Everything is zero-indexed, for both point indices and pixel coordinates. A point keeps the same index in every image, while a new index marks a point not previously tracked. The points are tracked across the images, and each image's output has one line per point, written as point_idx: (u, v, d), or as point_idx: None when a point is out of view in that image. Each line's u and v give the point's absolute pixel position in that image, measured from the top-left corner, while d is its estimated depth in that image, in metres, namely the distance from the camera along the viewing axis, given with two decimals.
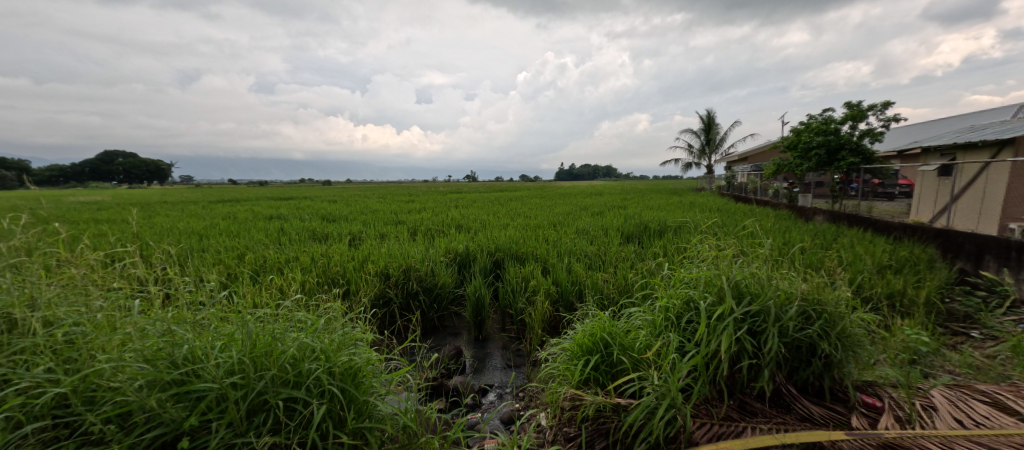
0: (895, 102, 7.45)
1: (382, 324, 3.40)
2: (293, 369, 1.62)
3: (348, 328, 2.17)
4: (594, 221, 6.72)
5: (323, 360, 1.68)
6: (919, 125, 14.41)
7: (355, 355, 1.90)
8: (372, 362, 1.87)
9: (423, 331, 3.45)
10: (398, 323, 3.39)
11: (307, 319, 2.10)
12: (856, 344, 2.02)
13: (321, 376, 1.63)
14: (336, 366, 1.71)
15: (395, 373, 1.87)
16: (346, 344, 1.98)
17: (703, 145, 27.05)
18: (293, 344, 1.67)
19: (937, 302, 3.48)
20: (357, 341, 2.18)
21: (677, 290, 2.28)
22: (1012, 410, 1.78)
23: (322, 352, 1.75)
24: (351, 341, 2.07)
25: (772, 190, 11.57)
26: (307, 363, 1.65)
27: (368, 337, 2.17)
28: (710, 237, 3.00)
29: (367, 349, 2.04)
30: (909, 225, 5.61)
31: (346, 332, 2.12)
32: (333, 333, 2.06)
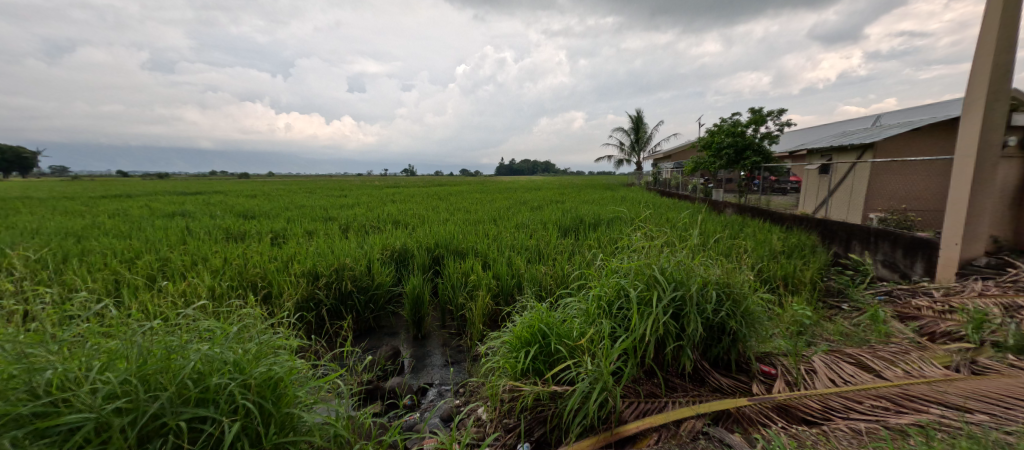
0: (788, 110, 8.58)
1: (310, 329, 3.20)
2: (198, 384, 1.48)
3: (269, 335, 2.00)
4: (533, 215, 6.86)
5: (235, 373, 1.53)
6: (806, 130, 16.59)
7: (276, 363, 1.76)
8: (295, 370, 1.74)
9: (358, 333, 3.30)
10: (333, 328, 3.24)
11: (214, 329, 1.90)
12: (757, 321, 2.31)
13: (233, 390, 1.49)
14: (253, 379, 1.57)
15: (323, 380, 1.76)
16: (266, 352, 1.83)
17: (632, 144, 28.78)
18: (195, 358, 1.50)
19: (819, 282, 4.09)
20: (279, 348, 2.01)
21: (610, 280, 2.42)
22: (870, 369, 2.17)
23: (234, 364, 1.60)
24: (270, 349, 1.90)
25: (692, 185, 12.70)
26: (217, 376, 1.50)
27: (292, 343, 2.03)
28: (638, 227, 3.22)
29: (291, 357, 1.89)
30: (797, 216, 6.50)
31: (265, 339, 1.95)
32: (249, 341, 1.89)
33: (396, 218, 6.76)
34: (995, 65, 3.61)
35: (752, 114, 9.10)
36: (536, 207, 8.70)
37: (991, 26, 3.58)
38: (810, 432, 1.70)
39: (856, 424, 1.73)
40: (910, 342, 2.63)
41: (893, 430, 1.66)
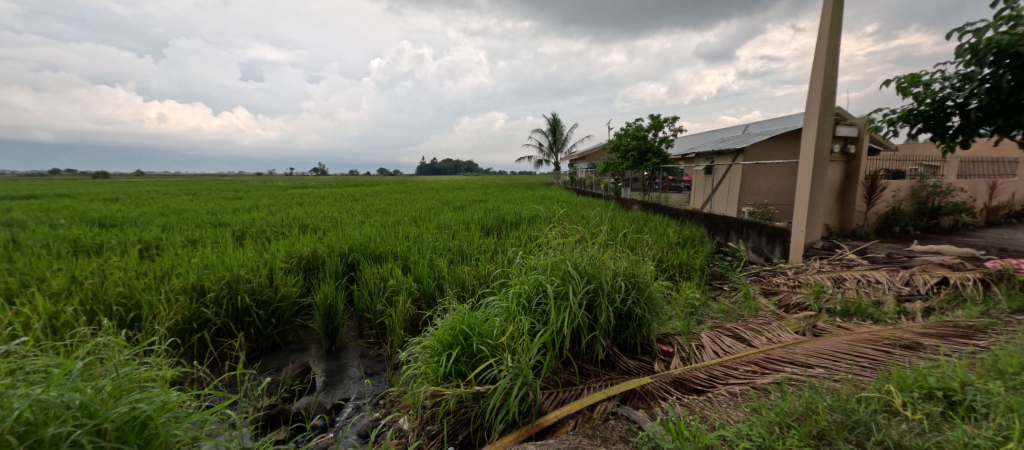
0: (680, 117, 9.68)
1: (191, 355, 2.79)
2: (26, 439, 1.23)
3: (132, 366, 1.70)
4: (455, 215, 6.82)
5: (80, 420, 1.30)
6: (698, 134, 18.78)
7: (143, 400, 1.53)
8: (169, 405, 1.53)
9: (255, 355, 3.00)
10: (218, 351, 2.86)
11: (54, 367, 1.58)
12: (657, 307, 2.59)
13: (79, 440, 1.27)
14: (108, 423, 1.35)
15: (208, 412, 1.57)
16: (128, 387, 1.57)
17: (550, 145, 29.98)
18: (19, 407, 1.25)
19: (706, 268, 4.70)
20: (148, 381, 1.74)
21: (528, 277, 2.52)
22: (744, 339, 2.57)
23: (81, 408, 1.35)
24: (136, 383, 1.63)
25: (604, 184, 13.68)
26: (54, 425, 1.27)
27: (168, 372, 1.75)
28: (554, 225, 3.39)
29: (164, 390, 1.65)
30: (689, 211, 7.39)
31: (127, 372, 1.66)
32: (105, 376, 1.61)
33: (304, 222, 6.22)
34: (825, 87, 4.48)
35: (652, 120, 10.09)
36: (458, 207, 8.64)
37: (821, 56, 4.44)
38: (699, 400, 1.97)
39: (733, 388, 2.04)
40: (772, 314, 3.16)
41: (759, 390, 2.00)
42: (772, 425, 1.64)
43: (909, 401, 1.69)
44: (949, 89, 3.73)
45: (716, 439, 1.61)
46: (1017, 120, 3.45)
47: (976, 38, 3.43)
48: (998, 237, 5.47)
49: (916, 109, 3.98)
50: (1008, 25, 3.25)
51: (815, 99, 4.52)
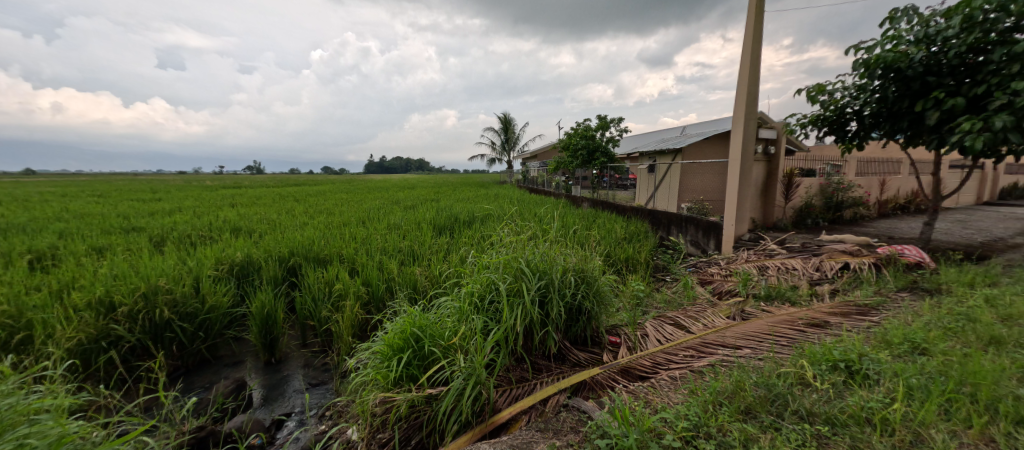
0: (625, 118, 10.14)
1: (98, 378, 2.50)
2: None
3: (20, 396, 1.49)
4: (406, 215, 6.65)
5: None
6: (643, 135, 19.73)
7: (33, 435, 1.34)
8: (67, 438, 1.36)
9: (179, 375, 2.74)
10: (132, 373, 2.58)
11: None
12: (605, 300, 2.71)
13: None
14: None
15: (118, 441, 1.42)
16: (14, 421, 1.37)
17: (502, 144, 30.10)
18: None
19: (650, 261, 4.98)
20: (41, 413, 1.53)
21: (481, 276, 2.52)
22: (683, 326, 2.75)
23: None
24: (25, 415, 1.44)
25: (555, 182, 13.99)
26: None
27: (65, 401, 1.55)
28: (506, 223, 3.42)
29: (62, 421, 1.46)
30: (634, 208, 7.76)
31: (14, 404, 1.45)
32: None
33: (237, 224, 5.76)
34: (749, 93, 4.92)
35: (599, 120, 10.48)
36: (408, 207, 8.44)
37: (746, 65, 4.85)
38: (644, 386, 2.09)
39: (674, 373, 2.18)
40: (708, 301, 3.43)
41: (697, 373, 2.15)
42: (707, 404, 1.78)
43: (818, 373, 1.91)
44: (848, 98, 4.24)
45: (658, 422, 1.71)
46: (900, 126, 4.00)
47: (868, 54, 3.93)
48: (889, 226, 6.32)
49: (823, 115, 4.48)
50: (892, 44, 3.77)
51: (742, 104, 4.93)
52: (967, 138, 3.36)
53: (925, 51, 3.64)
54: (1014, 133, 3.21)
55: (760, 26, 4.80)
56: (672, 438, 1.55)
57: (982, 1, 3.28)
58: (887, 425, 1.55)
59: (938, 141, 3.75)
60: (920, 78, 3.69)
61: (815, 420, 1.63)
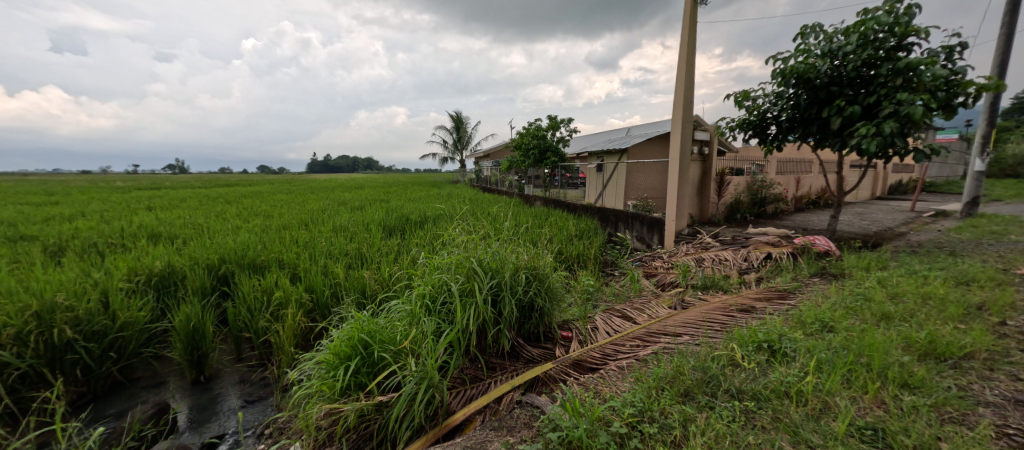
0: (574, 119, 10.44)
1: None
2: None
3: None
4: (354, 216, 6.37)
5: None
6: (591, 135, 20.40)
7: None
8: None
9: (86, 403, 2.44)
10: (22, 405, 2.25)
11: None
12: (556, 296, 2.78)
13: None
14: None
15: None
16: None
17: (454, 142, 29.75)
18: None
19: (599, 257, 5.18)
20: None
21: (432, 277, 2.48)
22: (630, 317, 2.90)
23: None
24: None
25: (508, 181, 14.09)
26: None
27: None
28: (458, 222, 3.40)
29: None
30: (584, 205, 8.01)
31: None
32: None
33: (156, 230, 5.21)
34: (686, 97, 5.26)
35: (549, 120, 10.70)
36: (356, 207, 8.11)
37: (683, 71, 5.18)
38: (594, 377, 2.17)
39: (621, 363, 2.29)
40: (652, 293, 3.64)
41: (642, 361, 2.28)
42: (650, 390, 1.89)
43: (746, 355, 2.10)
44: (769, 104, 4.67)
45: (607, 411, 1.79)
46: (811, 130, 4.48)
47: (784, 64, 4.36)
48: (805, 219, 7.06)
49: (748, 119, 4.90)
50: (803, 56, 4.21)
51: (679, 107, 5.26)
52: (863, 141, 3.84)
53: (830, 64, 4.11)
54: (898, 137, 3.73)
55: (694, 35, 5.15)
56: (619, 425, 1.63)
57: (873, 23, 3.77)
58: (801, 396, 1.74)
59: (841, 143, 4.25)
60: (826, 88, 4.16)
61: (743, 397, 1.79)
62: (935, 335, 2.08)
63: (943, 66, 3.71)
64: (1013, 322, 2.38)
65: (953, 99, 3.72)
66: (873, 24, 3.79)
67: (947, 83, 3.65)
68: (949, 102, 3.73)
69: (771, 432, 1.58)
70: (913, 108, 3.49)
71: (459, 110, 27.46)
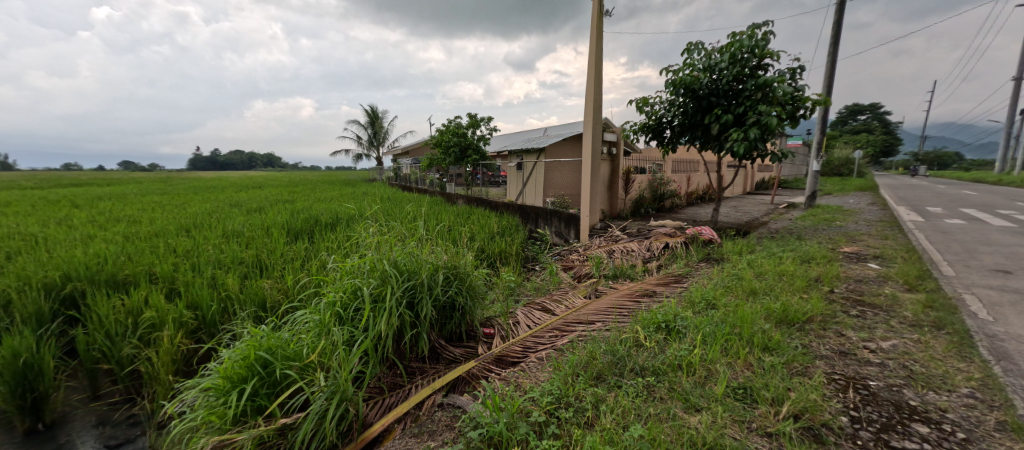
0: (494, 117, 10.59)
1: None
2: None
3: None
4: (250, 220, 5.70)
5: None
6: (510, 134, 20.82)
7: None
8: None
9: None
10: None
11: None
12: (477, 294, 2.80)
13: None
14: None
15: None
16: None
17: (370, 138, 28.18)
18: None
19: (521, 253, 5.32)
20: None
21: (343, 283, 2.34)
22: (549, 309, 3.04)
23: None
24: None
25: (428, 179, 13.78)
26: None
27: None
28: (371, 223, 3.24)
29: None
30: (505, 203, 8.15)
31: None
32: None
33: None
34: (595, 101, 5.64)
35: (470, 118, 10.70)
36: (254, 209, 7.27)
37: (591, 76, 5.55)
38: (515, 371, 2.24)
39: (541, 354, 2.39)
40: (569, 285, 3.85)
41: (559, 350, 2.41)
42: (566, 377, 2.00)
43: (648, 335, 2.33)
44: (663, 110, 5.22)
45: (527, 402, 1.86)
46: (697, 135, 5.11)
47: (674, 76, 4.91)
48: (695, 212, 8.05)
49: (647, 123, 5.42)
50: (689, 70, 4.78)
51: (589, 110, 5.63)
52: (735, 145, 4.49)
53: (709, 78, 4.73)
54: (760, 142, 4.43)
55: (601, 43, 5.54)
56: (538, 414, 1.70)
57: (740, 44, 4.43)
58: (691, 367, 1.99)
59: (719, 147, 4.91)
60: (707, 98, 4.78)
61: (645, 373, 1.99)
62: (787, 305, 2.53)
63: (790, 85, 4.50)
64: (839, 290, 3.00)
65: (798, 112, 4.53)
66: (740, 46, 4.46)
67: (793, 99, 4.44)
68: (795, 114, 4.53)
69: (668, 401, 1.78)
70: (770, 118, 4.19)
71: (374, 105, 26.08)
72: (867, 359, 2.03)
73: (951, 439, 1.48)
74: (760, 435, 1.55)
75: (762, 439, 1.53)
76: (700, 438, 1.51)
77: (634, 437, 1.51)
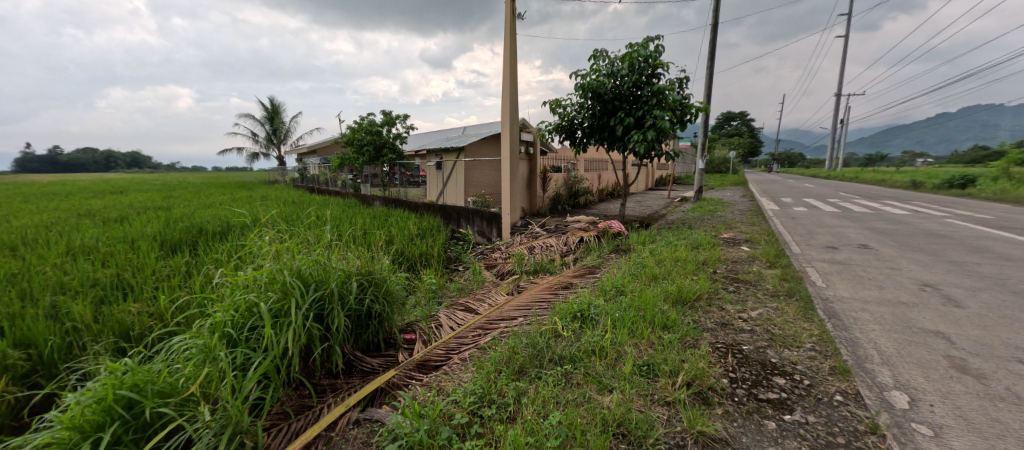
0: (410, 115, 10.30)
1: None
2: None
3: None
4: (109, 231, 4.76)
5: None
6: (427, 134, 20.31)
7: None
8: None
9: None
10: None
11: None
12: (394, 300, 2.69)
13: None
14: None
15: None
16: None
17: (268, 135, 25.40)
18: None
19: (443, 254, 5.23)
20: None
21: (235, 299, 2.07)
22: (472, 309, 3.03)
23: None
24: None
25: (340, 180, 12.83)
26: None
27: None
28: (268, 230, 2.92)
29: None
30: (425, 204, 7.94)
31: None
32: None
33: None
34: (511, 102, 5.77)
35: (384, 115, 10.26)
36: (116, 219, 6.09)
37: (506, 77, 5.67)
38: (437, 375, 2.19)
39: (464, 355, 2.38)
40: (492, 283, 3.90)
41: (482, 349, 2.42)
42: (489, 375, 2.02)
43: (565, 325, 2.46)
44: (574, 112, 5.53)
45: (449, 404, 1.84)
46: (604, 136, 5.50)
47: (583, 80, 5.23)
48: (605, 208, 8.69)
49: (560, 124, 5.69)
50: (595, 75, 5.13)
51: (505, 110, 5.74)
52: (636, 145, 4.93)
53: (612, 83, 5.12)
54: (657, 143, 4.92)
55: (514, 45, 5.67)
56: (460, 416, 1.69)
57: (637, 54, 4.88)
58: (603, 351, 2.14)
59: (623, 147, 5.35)
60: (611, 102, 5.17)
61: (563, 362, 2.10)
62: (681, 286, 2.87)
63: (678, 92, 5.07)
64: (720, 270, 3.48)
65: (685, 117, 5.13)
66: (637, 55, 4.90)
67: (681, 105, 5.00)
68: (683, 119, 5.11)
69: (583, 385, 1.90)
70: (663, 121, 4.69)
71: (273, 98, 23.58)
72: (741, 327, 2.38)
73: (800, 386, 1.81)
74: (661, 405, 1.73)
75: (663, 408, 1.71)
76: (611, 416, 1.62)
77: (553, 425, 1.58)
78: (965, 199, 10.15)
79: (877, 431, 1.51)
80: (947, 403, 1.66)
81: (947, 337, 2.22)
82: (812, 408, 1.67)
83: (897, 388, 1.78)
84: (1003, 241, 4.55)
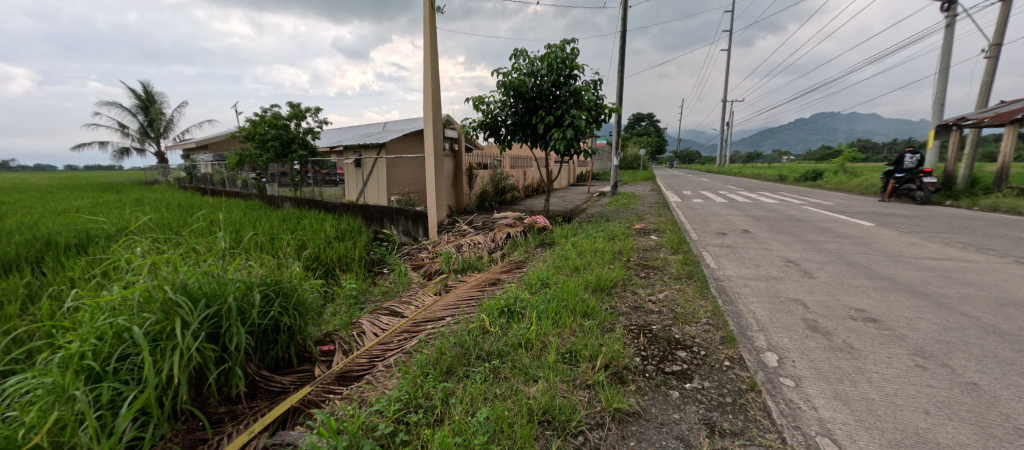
0: (323, 108, 9.54)
1: None
2: None
3: None
4: None
5: None
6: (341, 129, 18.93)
7: None
8: None
9: None
10: None
11: None
12: (307, 310, 2.47)
13: None
14: None
15: None
16: None
17: (143, 127, 21.63)
18: None
19: (365, 257, 4.92)
20: None
21: (97, 325, 1.73)
22: (398, 312, 2.92)
23: None
24: None
25: (240, 179, 11.39)
26: None
27: None
28: (142, 240, 2.48)
29: None
30: (344, 204, 7.39)
31: None
32: None
33: None
34: (432, 98, 5.63)
35: (291, 108, 9.35)
36: None
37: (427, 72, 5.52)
38: (359, 386, 2.07)
39: (389, 361, 2.28)
40: (419, 283, 3.79)
41: (408, 353, 2.34)
42: (415, 379, 1.96)
43: (493, 321, 2.48)
44: (497, 109, 5.57)
45: (372, 415, 1.75)
46: (526, 134, 5.63)
47: (505, 78, 5.29)
48: (530, 203, 8.93)
49: (484, 122, 5.70)
50: (516, 73, 5.22)
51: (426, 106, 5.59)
52: (557, 143, 5.14)
53: (533, 82, 5.26)
54: (575, 141, 5.18)
55: (434, 39, 5.53)
56: (384, 426, 1.61)
57: (555, 55, 5.06)
58: (529, 343, 2.20)
59: (545, 144, 5.54)
60: (533, 100, 5.31)
61: (490, 358, 2.11)
62: (600, 275, 3.06)
63: (593, 93, 5.37)
64: (633, 258, 3.78)
65: (600, 117, 5.46)
66: (555, 56, 5.08)
67: (596, 106, 5.32)
68: (598, 118, 5.44)
69: (510, 379, 1.93)
70: (580, 120, 4.94)
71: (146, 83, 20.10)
72: (651, 309, 2.61)
73: (698, 357, 2.04)
74: (582, 389, 1.83)
75: (584, 391, 1.81)
76: (537, 405, 1.67)
77: (481, 421, 1.58)
78: (817, 189, 12.30)
79: (756, 388, 1.76)
80: (804, 358, 2.01)
81: (806, 303, 2.67)
82: (708, 374, 1.89)
83: (770, 349, 2.10)
84: (842, 222, 5.61)
